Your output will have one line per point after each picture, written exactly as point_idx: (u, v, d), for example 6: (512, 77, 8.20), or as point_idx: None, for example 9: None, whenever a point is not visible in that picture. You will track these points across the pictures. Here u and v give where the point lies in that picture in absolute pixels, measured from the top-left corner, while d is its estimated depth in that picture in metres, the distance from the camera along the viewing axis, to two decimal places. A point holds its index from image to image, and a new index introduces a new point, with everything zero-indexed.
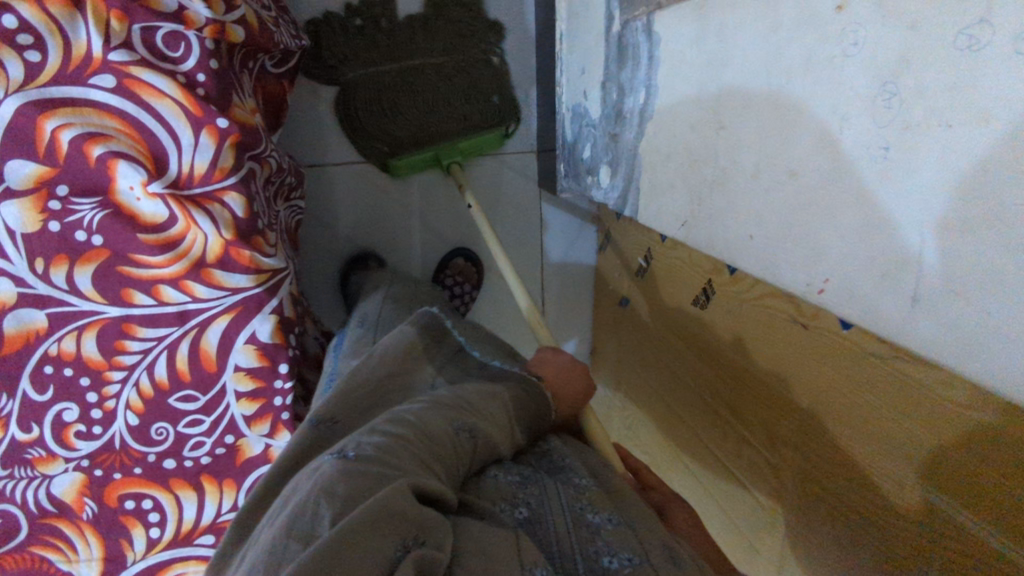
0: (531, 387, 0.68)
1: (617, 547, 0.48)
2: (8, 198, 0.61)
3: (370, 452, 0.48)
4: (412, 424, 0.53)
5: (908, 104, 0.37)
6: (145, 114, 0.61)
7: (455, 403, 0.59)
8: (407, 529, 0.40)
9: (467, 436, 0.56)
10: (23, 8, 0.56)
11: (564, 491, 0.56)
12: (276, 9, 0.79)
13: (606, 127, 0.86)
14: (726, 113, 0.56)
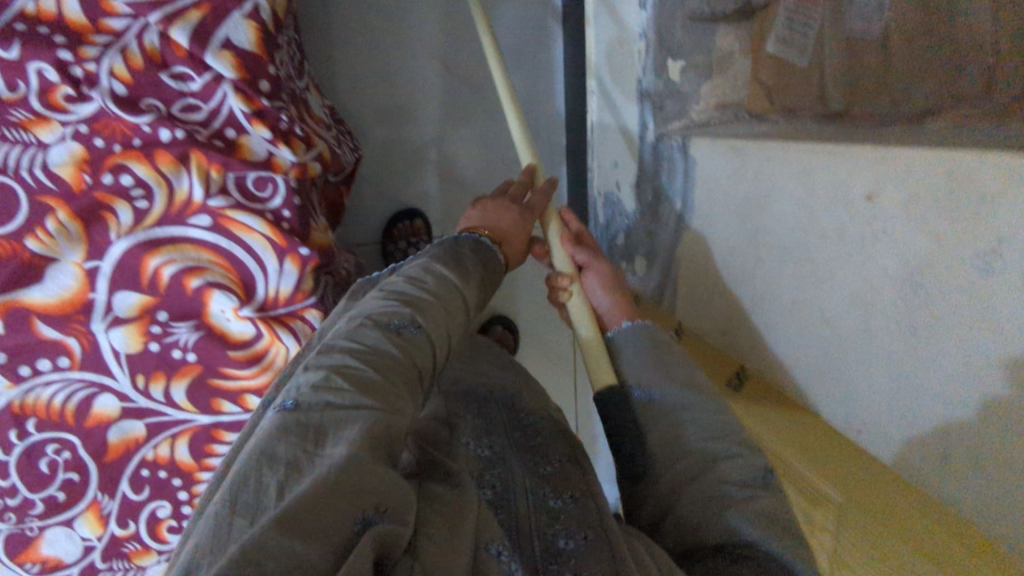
0: (476, 263, 0.62)
1: (577, 530, 0.50)
2: (116, 325, 0.68)
3: (314, 395, 0.40)
4: (352, 343, 0.46)
5: (932, 285, 0.44)
6: (237, 247, 0.68)
7: (392, 302, 0.51)
8: (368, 497, 0.35)
9: (411, 328, 0.50)
10: (138, 167, 0.63)
11: (530, 479, 0.58)
12: (334, 128, 0.86)
13: (641, 222, 0.93)
14: (764, 243, 0.63)
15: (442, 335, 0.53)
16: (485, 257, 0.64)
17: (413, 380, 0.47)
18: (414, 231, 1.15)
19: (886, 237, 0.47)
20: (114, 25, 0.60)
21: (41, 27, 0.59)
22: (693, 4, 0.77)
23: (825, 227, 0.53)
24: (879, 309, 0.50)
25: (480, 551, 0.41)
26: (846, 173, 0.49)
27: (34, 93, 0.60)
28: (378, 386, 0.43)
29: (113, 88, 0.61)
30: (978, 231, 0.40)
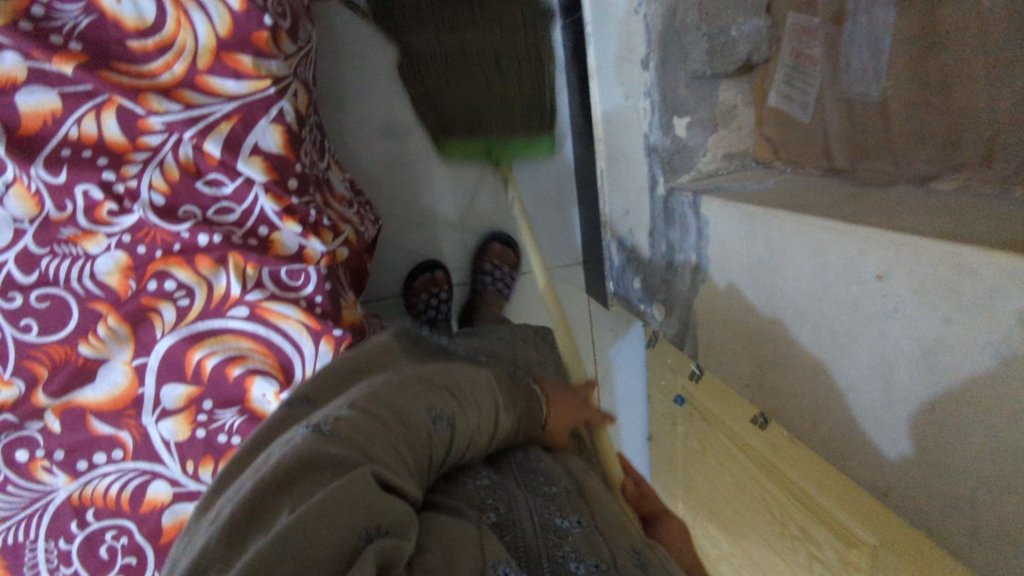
0: (522, 399, 0.77)
1: (583, 551, 0.53)
2: (165, 416, 0.71)
3: (344, 427, 0.53)
4: (392, 405, 0.59)
5: (952, 354, 0.44)
6: (275, 334, 0.70)
7: (440, 388, 0.65)
8: (370, 521, 0.44)
9: (445, 421, 0.62)
10: (179, 272, 0.67)
11: (533, 500, 0.61)
12: (357, 203, 0.90)
13: (656, 270, 0.95)
14: (781, 306, 0.65)
15: (463, 442, 0.63)
16: (528, 402, 0.78)
17: (421, 458, 0.57)
18: (435, 282, 1.19)
19: (896, 317, 0.48)
20: (150, 142, 0.64)
21: (84, 151, 0.63)
22: (695, 64, 0.79)
23: (838, 296, 0.55)
24: (900, 380, 0.50)
25: (488, 568, 0.45)
26: (860, 251, 0.51)
27: (81, 211, 0.64)
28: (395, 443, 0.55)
29: (152, 199, 0.65)
30: (992, 317, 0.40)
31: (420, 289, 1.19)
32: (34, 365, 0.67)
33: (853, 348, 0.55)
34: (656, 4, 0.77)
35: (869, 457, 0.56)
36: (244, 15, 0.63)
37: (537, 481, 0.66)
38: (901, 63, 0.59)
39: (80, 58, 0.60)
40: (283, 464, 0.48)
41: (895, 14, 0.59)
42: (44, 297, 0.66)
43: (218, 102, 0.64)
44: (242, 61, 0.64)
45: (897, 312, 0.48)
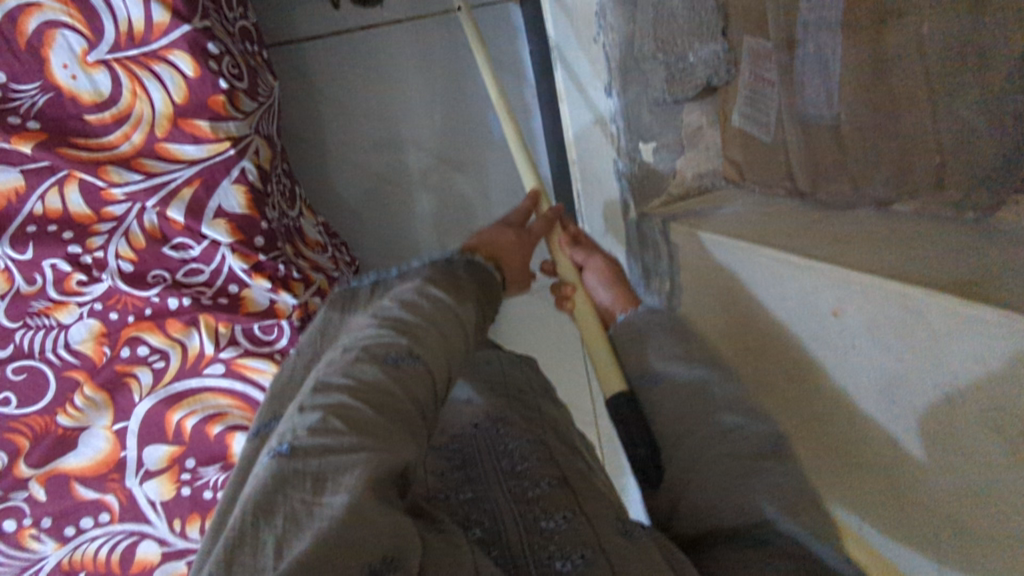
0: (473, 283, 0.58)
1: (568, 548, 0.47)
2: (149, 477, 0.69)
3: (311, 439, 0.38)
4: (348, 383, 0.43)
5: (918, 383, 0.43)
6: (251, 387, 0.70)
7: (387, 332, 0.48)
8: (375, 550, 0.33)
9: (409, 360, 0.47)
10: (151, 337, 0.68)
11: (506, 484, 0.56)
12: (331, 246, 0.90)
13: (636, 294, 0.94)
14: (753, 334, 0.64)
15: (444, 370, 0.49)
16: (482, 275, 0.60)
17: (418, 423, 0.45)
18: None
19: (859, 353, 0.49)
20: (115, 211, 0.64)
21: (50, 225, 0.64)
22: (655, 92, 0.80)
23: (804, 326, 0.55)
24: (870, 413, 0.49)
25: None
26: (819, 289, 0.51)
27: (50, 283, 0.65)
28: (377, 428, 0.41)
29: (120, 267, 0.65)
30: (937, 366, 0.41)
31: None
32: (14, 436, 0.68)
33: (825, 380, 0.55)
34: (614, 33, 0.78)
35: (851, 489, 0.55)
36: (199, 80, 0.64)
37: (518, 475, 0.56)
38: (853, 89, 0.58)
39: (39, 136, 0.61)
40: (253, 494, 0.34)
41: (841, 39, 0.58)
42: (20, 369, 0.67)
43: (179, 168, 0.65)
44: (200, 126, 0.65)
45: (856, 348, 0.49)
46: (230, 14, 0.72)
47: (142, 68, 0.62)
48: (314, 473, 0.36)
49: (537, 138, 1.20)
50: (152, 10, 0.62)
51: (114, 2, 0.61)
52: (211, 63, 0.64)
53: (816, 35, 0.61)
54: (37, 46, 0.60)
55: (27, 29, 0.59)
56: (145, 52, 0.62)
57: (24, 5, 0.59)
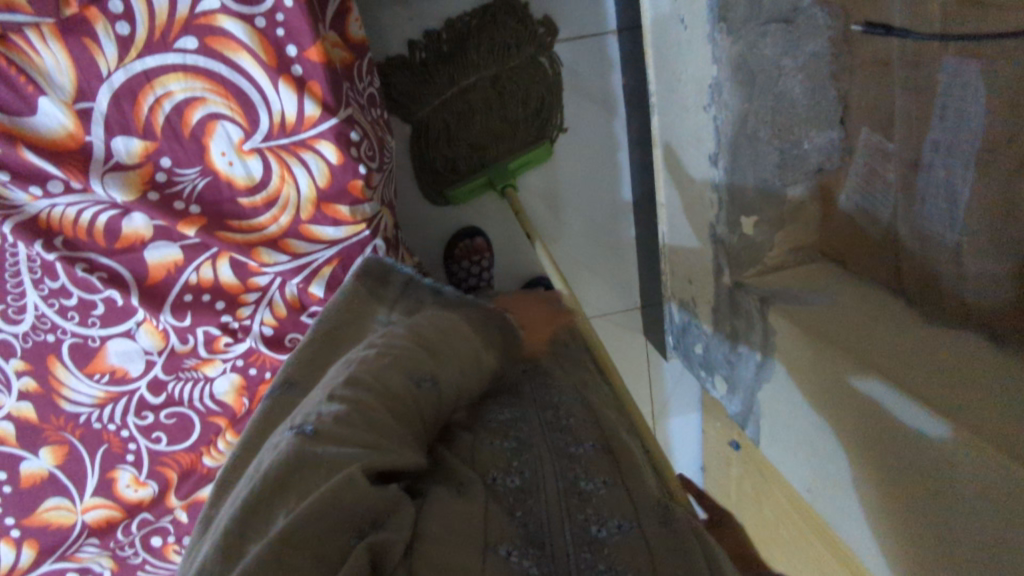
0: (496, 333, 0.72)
1: (608, 515, 0.50)
2: None
3: (328, 427, 0.50)
4: (371, 387, 0.55)
5: None
6: None
7: (412, 350, 0.61)
8: (362, 517, 0.44)
9: (428, 383, 0.59)
10: None
11: (555, 459, 0.56)
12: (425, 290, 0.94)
13: (719, 346, 0.98)
14: (867, 431, 0.68)
15: (454, 391, 0.61)
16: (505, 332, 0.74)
17: (416, 423, 0.56)
18: (476, 249, 1.15)
19: (967, 508, 0.55)
20: (260, 282, 0.70)
21: (204, 294, 0.69)
22: (766, 172, 0.80)
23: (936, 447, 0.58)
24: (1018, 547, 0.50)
25: (490, 551, 0.45)
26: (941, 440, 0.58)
27: (201, 344, 0.71)
28: (383, 421, 0.52)
29: (263, 331, 0.71)
30: None
31: (459, 257, 1.15)
32: (164, 469, 0.76)
33: (926, 511, 0.60)
34: (727, 111, 0.77)
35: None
36: (341, 168, 0.67)
37: (563, 441, 0.59)
38: (982, 221, 0.61)
39: (200, 220, 0.66)
40: (276, 469, 0.47)
41: (974, 174, 0.60)
42: (171, 415, 0.74)
43: (320, 248, 0.70)
44: (340, 211, 0.69)
45: (958, 508, 0.56)
46: (362, 84, 0.75)
47: (290, 156, 0.66)
48: (326, 458, 0.48)
49: (621, 168, 1.22)
50: (303, 103, 0.65)
51: (270, 95, 0.64)
52: (352, 150, 0.67)
53: (947, 157, 0.62)
54: (199, 135, 0.65)
55: (191, 119, 0.64)
56: (293, 141, 0.66)
57: (190, 98, 0.63)
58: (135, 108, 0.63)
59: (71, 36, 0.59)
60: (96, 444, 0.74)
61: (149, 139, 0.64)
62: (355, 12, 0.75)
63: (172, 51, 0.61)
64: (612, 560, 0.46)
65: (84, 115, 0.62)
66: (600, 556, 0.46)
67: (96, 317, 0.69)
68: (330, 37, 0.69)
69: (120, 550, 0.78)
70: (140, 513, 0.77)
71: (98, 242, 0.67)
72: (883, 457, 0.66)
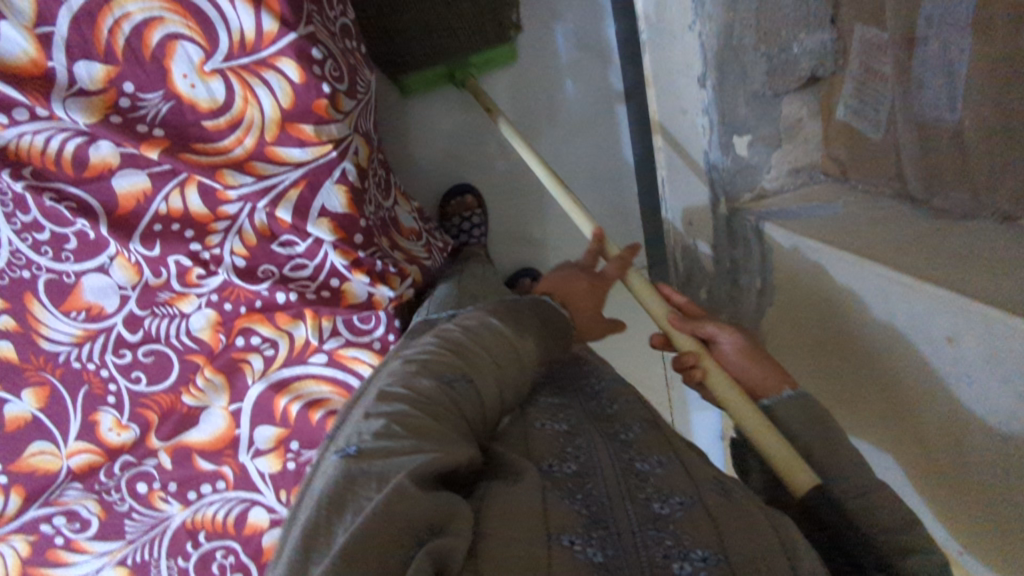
0: (534, 318, 0.65)
1: (669, 492, 0.48)
2: (259, 454, 0.75)
3: (373, 442, 0.46)
4: (405, 395, 0.50)
5: None
6: (352, 376, 0.74)
7: (442, 354, 0.56)
8: (422, 524, 0.40)
9: (463, 382, 0.54)
10: (261, 328, 0.73)
11: (611, 445, 0.55)
12: (425, 233, 0.90)
13: (721, 287, 0.93)
14: (872, 333, 0.63)
15: (495, 390, 0.57)
16: (541, 315, 0.66)
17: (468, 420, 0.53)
18: (465, 206, 1.11)
19: (975, 368, 0.51)
20: (228, 210, 0.69)
21: (173, 223, 0.68)
22: (755, 84, 0.77)
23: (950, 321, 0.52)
24: None
25: (552, 540, 0.42)
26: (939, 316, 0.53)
27: (174, 276, 0.70)
28: (432, 429, 0.48)
29: (235, 262, 0.70)
30: None
31: (451, 213, 1.12)
32: (144, 411, 0.75)
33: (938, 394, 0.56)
34: (711, 23, 0.75)
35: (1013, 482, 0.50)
36: (304, 86, 0.66)
37: (612, 430, 0.59)
38: (984, 90, 0.54)
39: (164, 143, 0.66)
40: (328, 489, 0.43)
41: (971, 40, 0.55)
42: (149, 352, 0.73)
43: (287, 169, 0.68)
44: (305, 130, 0.67)
45: (970, 380, 0.52)
46: (332, 12, 0.74)
47: (252, 76, 0.65)
48: (377, 474, 0.43)
49: (619, 122, 1.19)
50: (261, 18, 0.64)
51: (228, 12, 0.63)
52: (315, 68, 0.66)
53: (941, 33, 0.57)
54: (160, 57, 0.64)
55: (152, 41, 0.63)
56: (255, 60, 0.65)
57: (149, 18, 0.63)
58: (95, 31, 0.62)
59: None
60: (78, 384, 0.73)
61: (111, 63, 0.64)
62: None
63: None
64: (679, 533, 0.43)
65: (45, 39, 0.62)
66: (667, 532, 0.44)
67: (69, 251, 0.69)
68: None
69: (107, 494, 0.76)
70: (122, 456, 0.76)
71: (67, 172, 0.66)
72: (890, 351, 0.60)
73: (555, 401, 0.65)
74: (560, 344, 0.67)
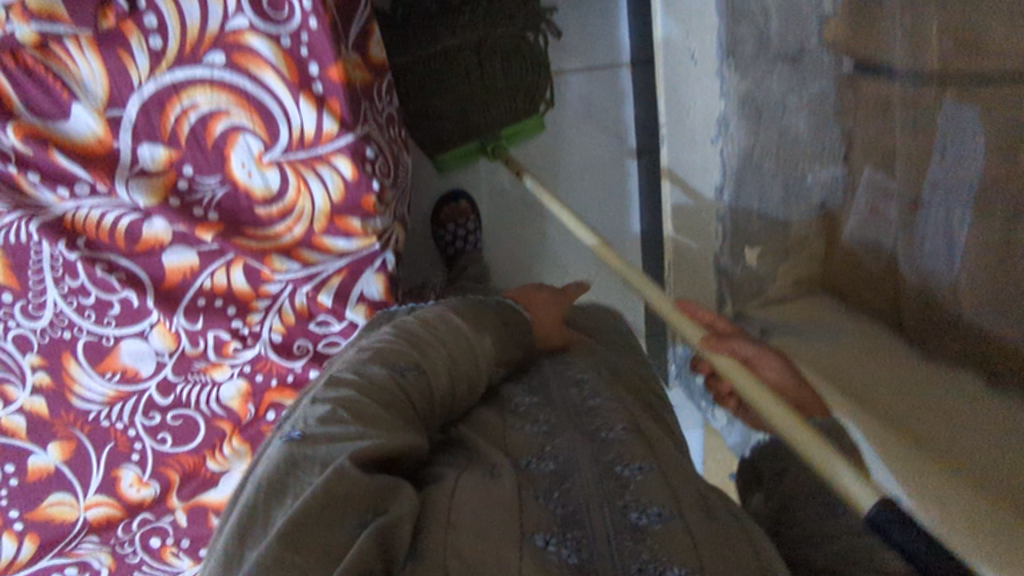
0: (492, 313, 0.69)
1: (649, 502, 0.49)
2: None
3: (319, 429, 0.50)
4: (355, 383, 0.55)
5: None
6: None
7: (400, 345, 0.60)
8: (362, 505, 0.45)
9: (413, 372, 0.59)
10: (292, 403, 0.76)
11: (588, 445, 0.56)
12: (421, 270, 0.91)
13: None
14: None
15: (447, 385, 0.61)
16: (502, 312, 0.70)
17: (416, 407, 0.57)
18: (459, 212, 1.16)
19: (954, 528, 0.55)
20: (271, 290, 0.73)
21: (216, 300, 0.72)
22: (769, 204, 0.83)
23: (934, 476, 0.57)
24: None
25: (526, 540, 0.45)
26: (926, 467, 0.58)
27: (211, 348, 0.73)
28: (378, 418, 0.52)
29: (272, 338, 0.74)
30: None
31: (444, 219, 1.17)
32: (167, 470, 0.78)
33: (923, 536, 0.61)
34: (733, 143, 0.83)
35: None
36: (355, 182, 0.70)
37: (593, 423, 0.60)
38: (983, 261, 0.60)
39: (218, 226, 0.69)
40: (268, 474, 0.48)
41: (972, 215, 0.61)
42: (177, 416, 0.76)
43: (332, 258, 0.72)
44: (352, 223, 0.71)
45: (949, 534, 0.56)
46: (380, 104, 0.78)
47: (307, 169, 0.69)
48: (320, 458, 0.48)
49: (631, 199, 1.24)
50: (322, 119, 0.67)
51: (291, 110, 0.67)
52: (367, 166, 0.70)
53: (945, 201, 0.64)
54: (222, 146, 0.67)
55: (215, 131, 0.67)
56: (311, 155, 0.68)
57: (215, 110, 0.66)
58: (162, 118, 0.66)
59: (106, 47, 0.62)
60: (104, 441, 0.76)
61: (174, 148, 0.67)
62: (379, 36, 0.77)
63: (200, 65, 0.64)
64: (657, 552, 0.44)
65: (114, 121, 0.65)
66: (643, 545, 0.45)
67: (111, 317, 0.71)
68: (352, 58, 0.72)
69: (120, 547, 0.79)
70: (141, 512, 0.78)
71: (119, 245, 0.69)
72: (889, 440, 0.59)
73: (530, 392, 0.68)
74: (524, 340, 0.71)
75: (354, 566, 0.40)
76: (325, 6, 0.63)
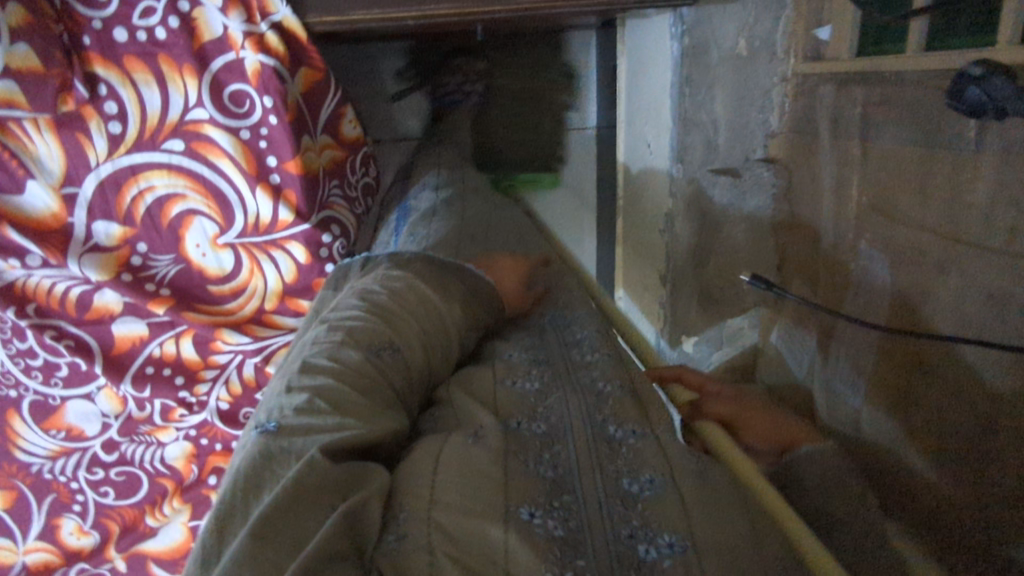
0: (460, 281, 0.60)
1: (643, 466, 0.44)
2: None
3: (295, 419, 0.41)
4: (330, 365, 0.45)
5: None
6: None
7: (372, 323, 0.50)
8: (335, 489, 0.37)
9: (390, 352, 0.49)
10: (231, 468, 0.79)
11: (584, 401, 0.50)
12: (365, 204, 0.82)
13: None
14: None
15: (421, 356, 0.52)
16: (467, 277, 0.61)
17: (397, 392, 0.47)
18: None
19: None
20: (219, 360, 0.75)
21: (164, 368, 0.74)
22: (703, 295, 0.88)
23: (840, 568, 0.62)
24: None
25: (511, 512, 0.38)
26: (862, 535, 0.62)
27: (157, 413, 0.76)
28: (355, 404, 0.43)
29: (219, 406, 0.76)
30: None
31: None
32: (107, 521, 0.79)
33: None
34: None
35: None
36: (308, 266, 0.72)
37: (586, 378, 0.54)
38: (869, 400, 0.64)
39: (171, 300, 0.71)
40: (246, 468, 0.39)
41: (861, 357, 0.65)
42: (121, 472, 0.78)
43: (282, 333, 0.75)
44: (303, 303, 0.74)
45: None
46: (354, 177, 0.80)
47: (262, 253, 0.71)
48: (297, 450, 0.39)
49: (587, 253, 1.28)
50: (278, 209, 0.69)
51: (247, 199, 0.69)
52: (321, 251, 0.72)
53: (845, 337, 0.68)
54: (176, 226, 0.69)
55: (169, 213, 0.68)
56: (266, 240, 0.71)
57: (171, 194, 0.67)
58: (118, 198, 0.67)
59: (65, 129, 0.63)
60: (45, 492, 0.77)
61: (129, 226, 0.68)
62: (352, 114, 0.79)
63: (159, 150, 0.66)
64: (648, 517, 0.40)
65: (69, 199, 0.66)
66: (635, 511, 0.40)
67: (58, 377, 0.73)
68: (318, 144, 0.74)
69: None
70: (78, 561, 0.79)
71: (68, 313, 0.70)
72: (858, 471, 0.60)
73: (525, 347, 0.59)
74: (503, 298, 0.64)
75: (321, 551, 0.34)
76: (286, 104, 0.67)
